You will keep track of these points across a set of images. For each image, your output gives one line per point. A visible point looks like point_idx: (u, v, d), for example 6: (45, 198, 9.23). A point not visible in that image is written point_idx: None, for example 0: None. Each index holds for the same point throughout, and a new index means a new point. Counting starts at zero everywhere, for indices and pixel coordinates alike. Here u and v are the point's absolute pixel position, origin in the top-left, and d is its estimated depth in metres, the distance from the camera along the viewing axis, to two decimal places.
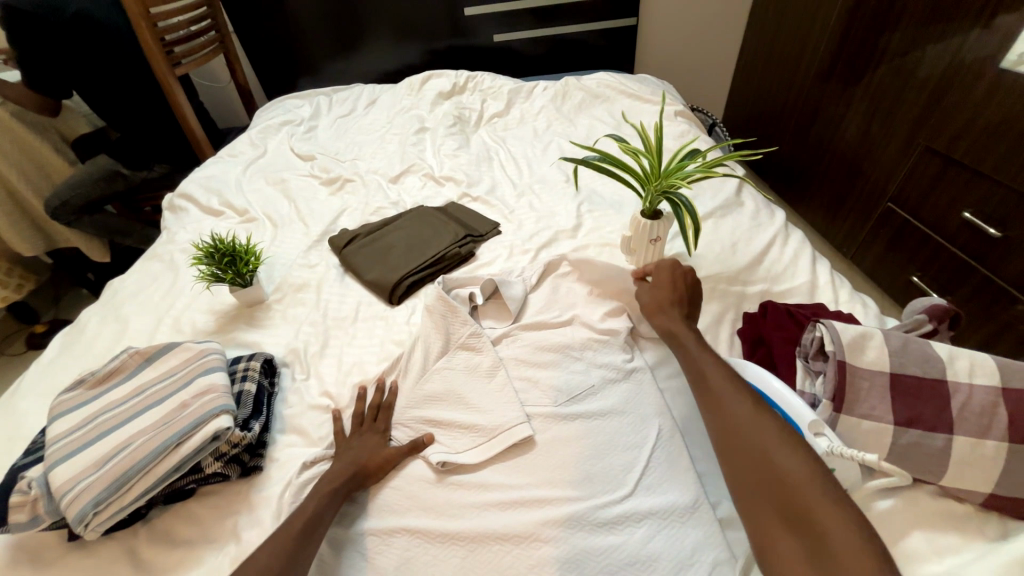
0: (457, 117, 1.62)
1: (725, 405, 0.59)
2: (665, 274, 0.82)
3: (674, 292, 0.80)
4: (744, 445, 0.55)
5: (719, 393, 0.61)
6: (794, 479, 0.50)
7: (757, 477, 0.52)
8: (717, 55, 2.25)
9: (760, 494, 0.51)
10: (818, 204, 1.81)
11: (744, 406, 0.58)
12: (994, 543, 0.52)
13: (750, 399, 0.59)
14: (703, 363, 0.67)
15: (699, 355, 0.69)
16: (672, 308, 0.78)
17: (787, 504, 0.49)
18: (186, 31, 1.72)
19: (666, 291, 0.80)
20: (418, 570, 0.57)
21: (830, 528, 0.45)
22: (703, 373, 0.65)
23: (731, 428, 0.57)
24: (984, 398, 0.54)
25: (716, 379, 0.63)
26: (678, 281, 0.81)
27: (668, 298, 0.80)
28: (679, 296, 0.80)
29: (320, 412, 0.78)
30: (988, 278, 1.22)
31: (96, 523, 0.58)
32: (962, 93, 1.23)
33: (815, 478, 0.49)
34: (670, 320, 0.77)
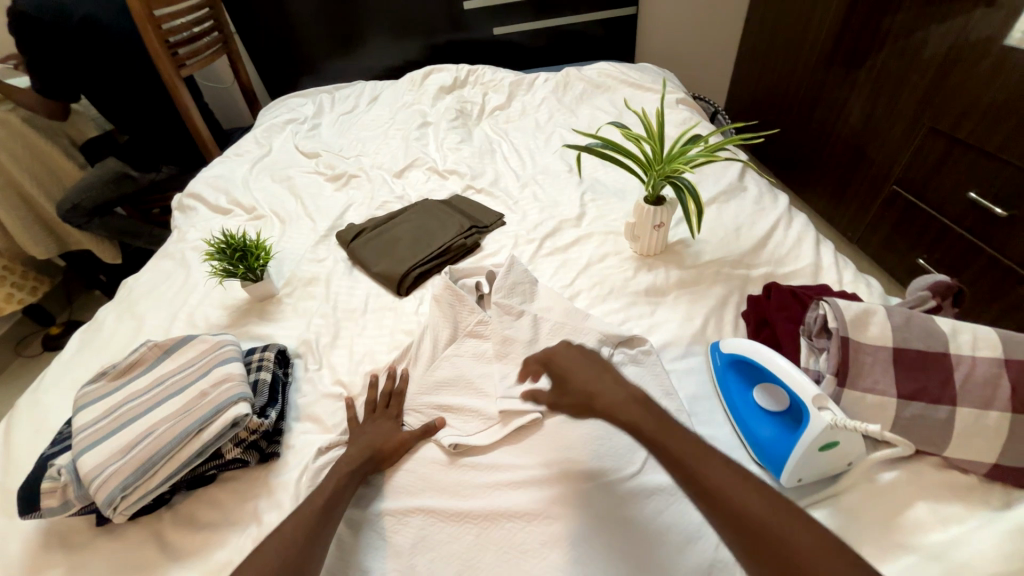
0: (459, 111, 1.63)
1: (719, 487, 0.47)
2: (567, 356, 0.66)
3: (597, 377, 0.62)
4: (760, 539, 0.43)
5: (704, 472, 0.48)
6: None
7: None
8: (719, 42, 2.24)
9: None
10: (822, 189, 1.80)
11: (743, 488, 0.46)
12: (999, 511, 0.53)
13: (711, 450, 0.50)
14: (669, 433, 0.53)
15: (654, 422, 0.54)
16: (599, 384, 0.61)
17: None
18: (189, 32, 1.74)
19: (579, 382, 0.62)
20: (434, 547, 0.59)
21: None
22: (670, 446, 0.51)
23: (735, 519, 0.45)
24: (988, 368, 0.55)
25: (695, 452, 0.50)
26: (593, 358, 0.65)
27: (590, 380, 0.62)
28: (604, 376, 0.62)
29: (333, 400, 0.80)
30: (994, 258, 1.22)
31: (123, 507, 0.61)
32: (967, 72, 1.22)
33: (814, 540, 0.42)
34: (608, 395, 0.59)
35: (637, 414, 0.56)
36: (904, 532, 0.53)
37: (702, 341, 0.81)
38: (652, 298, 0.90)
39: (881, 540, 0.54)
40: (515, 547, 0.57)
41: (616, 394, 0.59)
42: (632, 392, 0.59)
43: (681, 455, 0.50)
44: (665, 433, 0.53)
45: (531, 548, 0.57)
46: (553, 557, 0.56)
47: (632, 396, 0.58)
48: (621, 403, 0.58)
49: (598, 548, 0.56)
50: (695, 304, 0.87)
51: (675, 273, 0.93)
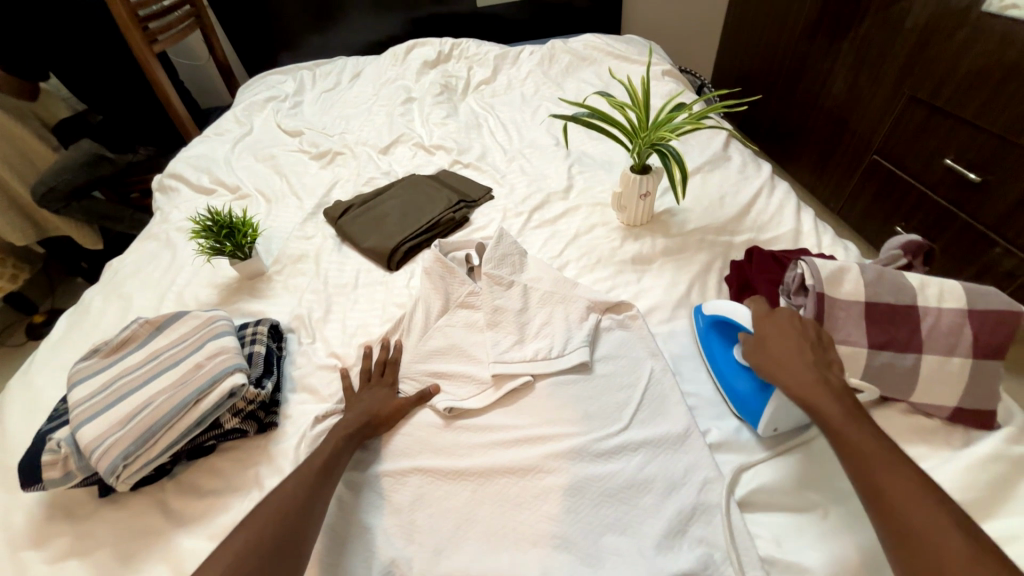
0: (444, 85, 1.61)
1: (921, 524, 0.43)
2: (798, 325, 0.60)
3: (811, 354, 0.57)
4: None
5: (908, 504, 0.45)
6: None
7: None
8: (705, 13, 2.21)
9: None
10: (805, 161, 1.83)
11: (942, 519, 0.43)
12: (959, 450, 0.57)
13: (912, 469, 0.47)
14: (879, 456, 0.48)
15: (872, 441, 0.49)
16: (802, 354, 0.57)
17: None
18: (160, 6, 1.67)
19: (791, 346, 0.58)
20: (432, 503, 0.62)
21: None
22: (874, 471, 0.47)
23: (921, 546, 0.43)
24: (952, 318, 0.59)
25: (905, 481, 0.46)
26: (808, 329, 0.60)
27: (794, 351, 0.57)
28: (822, 359, 0.57)
29: (328, 371, 0.82)
30: (967, 224, 1.26)
31: (126, 475, 0.62)
32: (946, 40, 1.23)
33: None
34: (802, 369, 0.55)
35: (836, 403, 0.52)
36: None
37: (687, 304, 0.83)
38: (639, 266, 0.92)
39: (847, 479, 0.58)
40: (510, 500, 0.60)
41: (812, 376, 0.55)
42: (832, 380, 0.54)
43: (890, 482, 0.46)
44: (860, 435, 0.50)
45: (525, 501, 0.60)
46: (547, 507, 0.59)
47: (839, 385, 0.54)
48: (829, 406, 0.52)
49: (588, 499, 0.59)
50: (681, 271, 0.89)
51: (661, 241, 0.95)
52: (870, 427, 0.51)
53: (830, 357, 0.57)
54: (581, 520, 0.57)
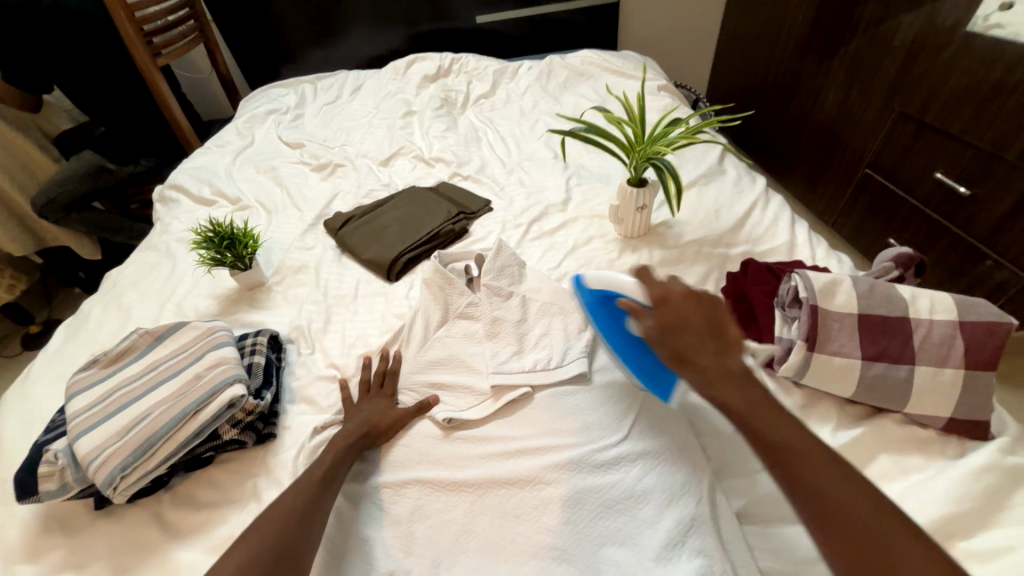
0: (443, 99, 1.64)
1: (845, 510, 0.42)
2: (692, 302, 0.53)
3: (712, 335, 0.51)
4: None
5: (828, 492, 0.43)
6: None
7: None
8: (699, 30, 2.27)
9: None
10: (799, 173, 1.86)
11: (859, 499, 0.42)
12: (954, 460, 0.57)
13: (819, 447, 0.46)
14: (815, 466, 0.45)
15: (805, 449, 0.46)
16: (706, 338, 0.51)
17: None
18: (164, 20, 1.70)
19: (696, 331, 0.52)
20: (431, 515, 0.61)
21: None
22: (808, 478, 0.44)
23: (849, 536, 0.41)
24: (943, 329, 0.60)
25: (845, 490, 0.43)
26: (707, 305, 0.53)
27: (701, 338, 0.51)
28: (722, 340, 0.51)
29: (327, 382, 0.82)
30: (958, 236, 1.28)
31: (123, 487, 0.62)
32: (933, 58, 1.27)
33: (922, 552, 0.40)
34: (706, 359, 0.50)
35: (740, 392, 0.49)
36: None
37: None
38: None
39: None
40: (510, 512, 0.60)
41: (717, 369, 0.50)
42: (730, 366, 0.50)
43: (831, 493, 0.43)
44: (768, 423, 0.47)
45: (525, 513, 0.60)
46: (546, 519, 0.59)
47: (740, 370, 0.50)
48: (740, 402, 0.48)
49: (586, 510, 0.59)
50: (678, 282, 0.90)
51: (658, 253, 0.96)
52: (774, 410, 0.48)
53: (728, 335, 0.52)
54: (579, 532, 0.57)
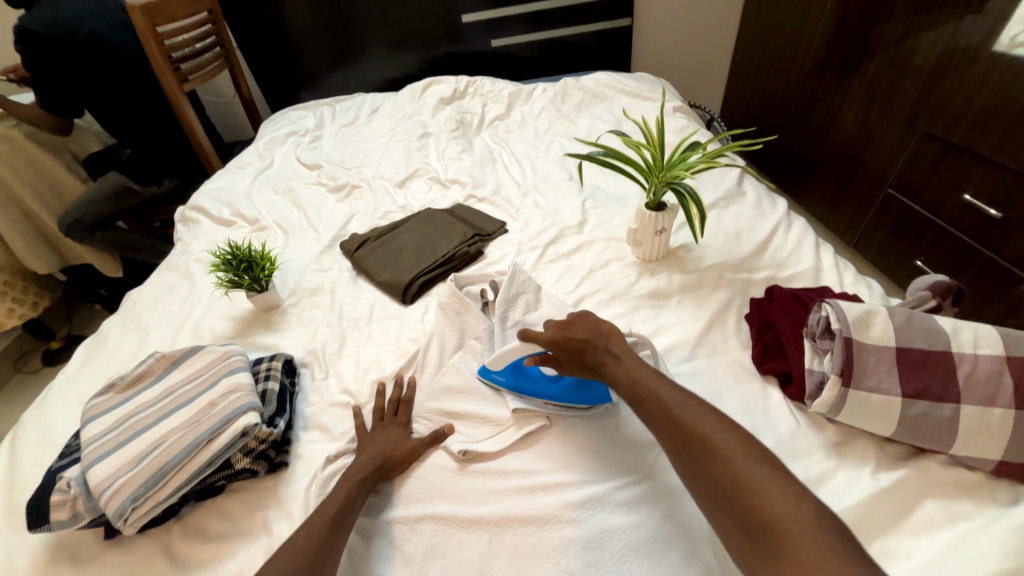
0: (459, 121, 1.66)
1: (686, 421, 0.53)
2: (571, 326, 0.68)
3: (597, 337, 0.67)
4: (729, 486, 0.47)
5: (673, 410, 0.55)
6: (793, 527, 0.43)
7: (708, 469, 0.49)
8: (713, 51, 2.28)
9: (706, 472, 0.49)
10: (818, 193, 1.82)
11: (694, 413, 0.54)
12: (1007, 508, 0.53)
13: (670, 385, 0.59)
14: (674, 401, 0.56)
15: (666, 392, 0.58)
16: (596, 345, 0.66)
17: (716, 471, 0.49)
18: (192, 48, 1.76)
19: (589, 346, 0.66)
20: (445, 554, 0.59)
21: (764, 497, 0.46)
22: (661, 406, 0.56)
23: (686, 438, 0.52)
24: (990, 366, 0.56)
25: (692, 412, 0.54)
26: (589, 323, 0.69)
27: (596, 348, 0.66)
28: (607, 339, 0.67)
29: (340, 409, 0.80)
30: (990, 259, 1.23)
31: (134, 519, 0.61)
32: (958, 77, 1.24)
33: (735, 440, 0.51)
34: (599, 359, 0.65)
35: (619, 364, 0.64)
36: (911, 531, 0.54)
37: (707, 343, 0.81)
38: (656, 302, 0.91)
39: (887, 537, 0.54)
40: (527, 553, 0.57)
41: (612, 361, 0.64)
42: (615, 351, 0.65)
43: (681, 416, 0.54)
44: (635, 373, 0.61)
45: (545, 555, 0.57)
46: (565, 561, 0.56)
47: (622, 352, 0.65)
48: (618, 368, 0.63)
49: (608, 552, 0.56)
50: (699, 308, 0.87)
51: (677, 277, 0.94)
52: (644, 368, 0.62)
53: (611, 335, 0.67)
54: None
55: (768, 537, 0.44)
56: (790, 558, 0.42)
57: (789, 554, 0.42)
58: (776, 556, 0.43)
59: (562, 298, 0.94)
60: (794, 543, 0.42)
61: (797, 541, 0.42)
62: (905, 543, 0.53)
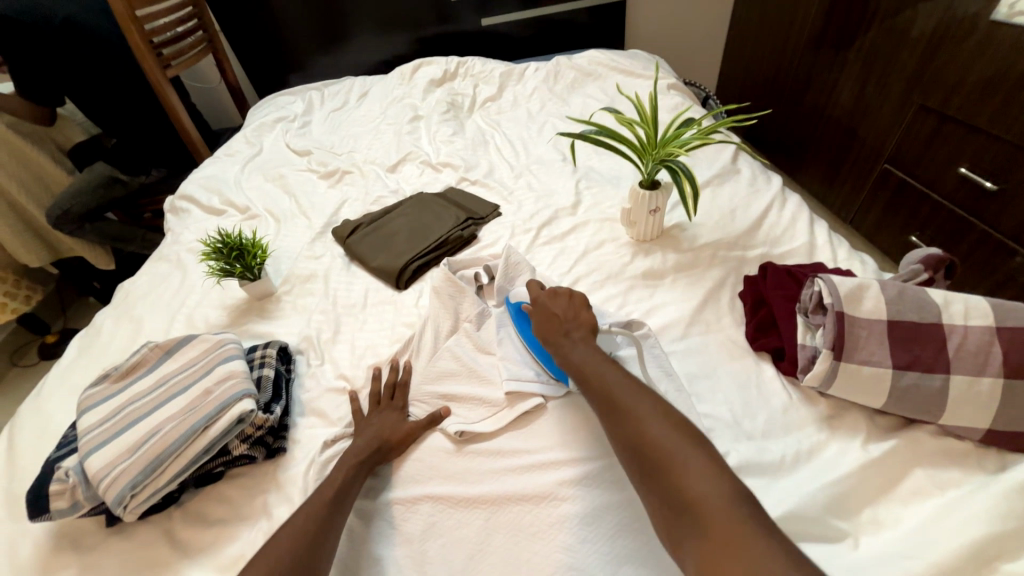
0: (450, 103, 1.63)
1: (624, 404, 0.55)
2: (555, 299, 0.72)
3: (567, 318, 0.69)
4: (657, 464, 0.48)
5: (614, 393, 0.57)
6: (710, 504, 0.44)
7: (638, 448, 0.50)
8: (708, 27, 2.23)
9: (638, 453, 0.50)
10: (814, 170, 1.81)
11: (633, 395, 0.56)
12: (993, 475, 0.54)
13: (616, 368, 0.60)
14: (615, 384, 0.58)
15: (609, 376, 0.59)
16: (562, 323, 0.69)
17: (646, 449, 0.50)
18: (173, 32, 1.71)
19: (562, 320, 0.69)
20: (444, 534, 0.60)
21: (687, 470, 0.46)
22: (604, 390, 0.58)
23: (621, 420, 0.54)
24: (980, 336, 0.57)
25: (631, 395, 0.56)
26: (568, 301, 0.72)
27: (558, 326, 0.68)
28: (575, 322, 0.69)
29: (337, 394, 0.81)
30: (986, 232, 1.23)
31: (133, 505, 0.61)
32: (954, 48, 1.22)
33: (666, 420, 0.52)
34: (560, 339, 0.67)
35: (573, 348, 0.65)
36: (899, 499, 0.55)
37: (701, 321, 0.81)
38: (650, 282, 0.91)
39: (876, 506, 0.55)
40: (523, 530, 0.58)
41: (567, 342, 0.66)
42: (574, 332, 0.67)
43: (619, 399, 0.55)
44: (583, 358, 0.63)
45: (541, 531, 0.57)
46: (561, 537, 0.57)
47: (580, 337, 0.66)
48: (570, 353, 0.64)
49: (604, 527, 0.56)
50: (693, 287, 0.87)
51: (672, 256, 0.94)
52: (596, 352, 0.64)
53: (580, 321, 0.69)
54: (597, 550, 0.55)
55: (686, 514, 0.44)
56: (703, 533, 0.42)
57: (708, 530, 0.42)
58: (692, 532, 0.43)
59: (555, 281, 0.93)
60: (710, 520, 0.43)
61: (712, 518, 0.43)
62: (894, 512, 0.54)
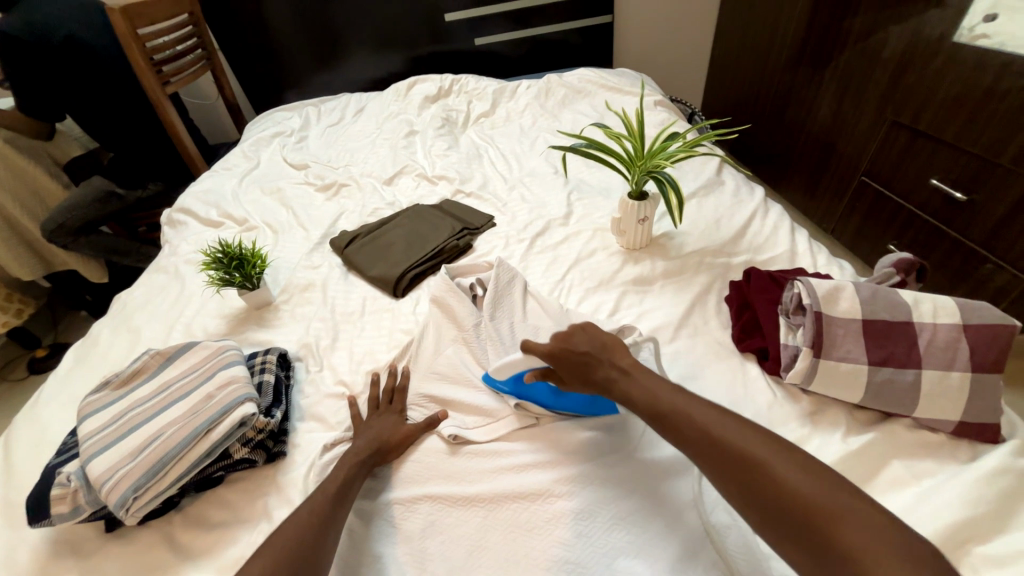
0: (445, 119, 1.67)
1: (728, 441, 0.51)
2: (571, 336, 0.64)
3: (600, 352, 0.63)
4: (798, 512, 0.45)
5: (711, 429, 0.52)
6: (879, 559, 0.40)
7: (762, 495, 0.46)
8: (693, 47, 2.33)
9: (764, 500, 0.46)
10: (797, 181, 1.87)
11: (733, 429, 0.52)
12: (965, 464, 0.57)
13: (694, 399, 0.56)
14: (714, 421, 0.53)
15: (697, 409, 0.55)
16: (600, 362, 0.62)
17: (775, 494, 0.46)
18: (173, 50, 1.74)
19: (598, 363, 0.62)
20: (442, 532, 0.61)
21: (830, 512, 0.44)
22: (695, 427, 0.53)
23: (731, 463, 0.49)
24: (948, 333, 0.60)
25: (733, 431, 0.51)
26: (595, 336, 0.65)
27: (600, 365, 0.62)
28: (610, 352, 0.63)
29: (336, 399, 0.82)
30: (957, 240, 1.29)
31: (135, 509, 0.62)
32: (921, 69, 1.30)
33: (782, 456, 0.48)
34: (607, 372, 0.61)
35: (632, 384, 0.60)
36: (877, 489, 0.58)
37: (689, 324, 0.84)
38: (640, 288, 0.94)
39: None
40: (522, 526, 0.60)
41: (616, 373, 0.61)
42: (619, 363, 0.62)
43: (721, 435, 0.51)
44: (653, 392, 0.58)
45: (540, 526, 0.59)
46: (559, 532, 0.58)
47: (629, 367, 0.61)
48: (633, 389, 0.59)
49: (600, 522, 0.58)
50: (681, 293, 0.91)
51: (660, 263, 0.98)
52: (659, 382, 0.59)
53: (617, 347, 0.64)
54: (593, 544, 0.57)
55: None
56: None
57: None
58: None
59: (549, 288, 0.97)
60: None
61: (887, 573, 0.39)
62: None
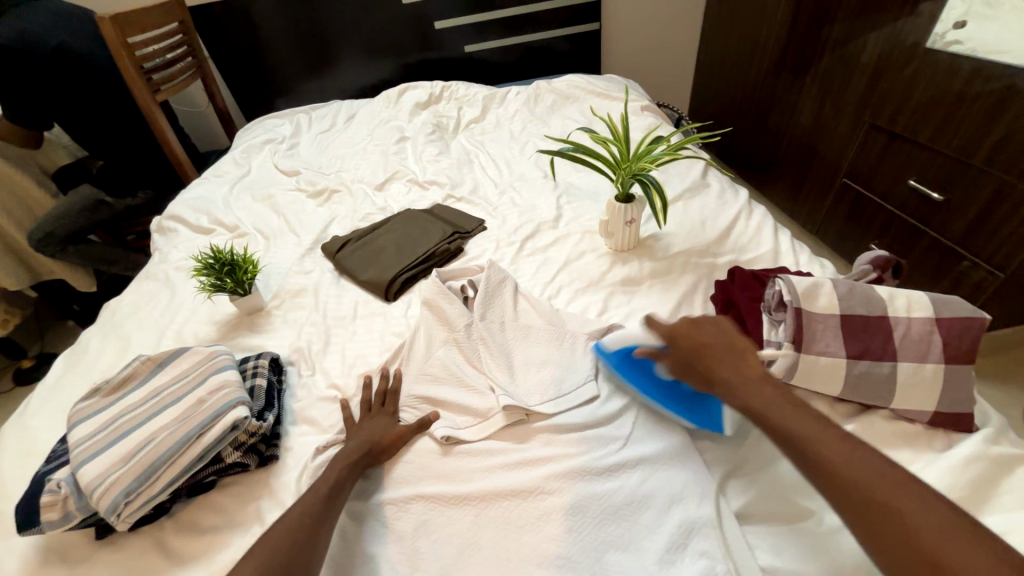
0: (435, 125, 1.69)
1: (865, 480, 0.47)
2: (699, 326, 0.67)
3: (723, 351, 0.64)
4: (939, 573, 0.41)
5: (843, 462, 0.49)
6: None
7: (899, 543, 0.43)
8: (678, 54, 2.37)
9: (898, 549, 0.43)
10: (781, 184, 1.91)
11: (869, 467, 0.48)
12: (940, 453, 0.59)
13: (824, 424, 0.53)
14: (835, 447, 0.50)
15: (829, 439, 0.51)
16: (722, 361, 0.63)
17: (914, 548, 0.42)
18: (163, 58, 1.75)
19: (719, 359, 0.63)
20: (434, 531, 0.62)
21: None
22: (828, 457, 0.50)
23: (865, 501, 0.46)
24: (921, 327, 0.63)
25: (872, 470, 0.48)
26: (729, 334, 0.66)
27: (717, 361, 0.63)
28: (733, 353, 0.64)
29: (328, 403, 0.83)
30: (935, 240, 1.33)
31: (127, 513, 0.62)
32: (896, 74, 1.34)
33: (930, 509, 0.44)
34: (728, 372, 0.62)
35: (753, 392, 0.58)
36: None
37: None
38: (628, 288, 0.96)
39: None
40: (512, 522, 0.61)
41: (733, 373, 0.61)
42: (745, 368, 0.61)
43: (857, 471, 0.48)
44: (778, 407, 0.56)
45: (530, 523, 0.60)
46: (549, 528, 0.59)
47: (759, 375, 0.60)
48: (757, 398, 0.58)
49: (590, 518, 0.59)
50: (668, 293, 0.93)
51: (648, 264, 1.00)
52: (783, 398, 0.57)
53: (745, 350, 0.64)
54: (582, 540, 0.58)
55: None
56: None
57: None
58: None
59: (539, 290, 0.98)
60: None
61: None
62: None
